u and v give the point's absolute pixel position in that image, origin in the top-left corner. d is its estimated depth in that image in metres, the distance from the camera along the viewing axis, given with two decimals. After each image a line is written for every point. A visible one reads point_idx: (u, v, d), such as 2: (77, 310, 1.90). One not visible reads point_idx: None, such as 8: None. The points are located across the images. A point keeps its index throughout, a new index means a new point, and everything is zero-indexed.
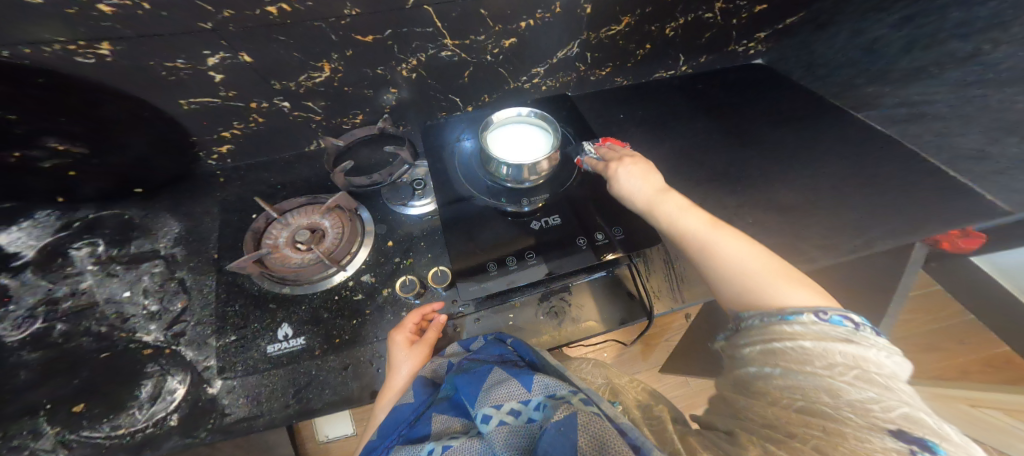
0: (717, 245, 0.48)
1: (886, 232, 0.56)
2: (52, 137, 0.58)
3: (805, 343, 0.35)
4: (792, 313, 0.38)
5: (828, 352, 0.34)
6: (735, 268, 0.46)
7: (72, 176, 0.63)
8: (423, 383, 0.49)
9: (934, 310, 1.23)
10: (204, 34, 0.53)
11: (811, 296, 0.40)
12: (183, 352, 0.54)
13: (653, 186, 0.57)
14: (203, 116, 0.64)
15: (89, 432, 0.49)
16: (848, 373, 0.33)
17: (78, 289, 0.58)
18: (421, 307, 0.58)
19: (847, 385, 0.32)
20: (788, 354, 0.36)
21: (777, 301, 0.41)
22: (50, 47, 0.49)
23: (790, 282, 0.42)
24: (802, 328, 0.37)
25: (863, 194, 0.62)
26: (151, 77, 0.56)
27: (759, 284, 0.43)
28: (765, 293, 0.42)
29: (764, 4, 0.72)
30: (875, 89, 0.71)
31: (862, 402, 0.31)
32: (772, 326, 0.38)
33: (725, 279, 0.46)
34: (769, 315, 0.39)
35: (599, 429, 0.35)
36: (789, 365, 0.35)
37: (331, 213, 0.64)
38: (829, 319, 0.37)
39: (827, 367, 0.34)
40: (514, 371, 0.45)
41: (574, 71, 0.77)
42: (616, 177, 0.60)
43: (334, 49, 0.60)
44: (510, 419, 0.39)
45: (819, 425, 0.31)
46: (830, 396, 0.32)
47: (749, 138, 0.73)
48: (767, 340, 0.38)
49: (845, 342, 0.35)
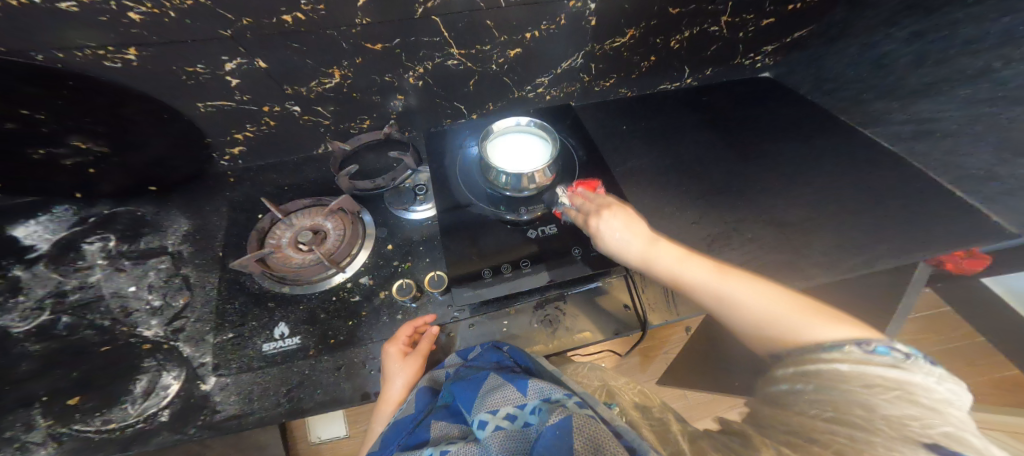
0: (732, 294, 0.48)
1: (889, 251, 0.55)
2: (76, 135, 0.61)
3: (841, 367, 0.34)
4: (830, 345, 0.36)
5: (867, 376, 0.33)
6: (760, 314, 0.45)
7: (92, 173, 0.65)
8: (425, 393, 0.49)
9: (943, 330, 1.15)
10: (223, 41, 0.55)
11: (846, 330, 0.38)
12: (181, 348, 0.55)
13: (642, 238, 0.56)
14: (218, 118, 0.66)
15: (80, 426, 0.49)
16: (889, 394, 0.31)
17: (87, 283, 0.60)
18: (415, 317, 0.58)
19: (886, 402, 0.31)
20: (823, 376, 0.34)
21: (814, 339, 0.39)
22: (81, 52, 0.52)
23: (825, 320, 0.40)
24: (840, 354, 0.35)
25: (868, 212, 0.61)
26: (172, 81, 0.59)
27: (791, 327, 0.41)
28: (803, 334, 0.40)
29: (770, 18, 0.72)
30: (882, 105, 0.70)
31: (899, 417, 0.30)
32: (808, 351, 0.37)
33: (757, 323, 0.44)
34: (801, 346, 0.39)
35: (596, 431, 0.34)
36: (824, 382, 0.34)
37: (334, 215, 0.66)
38: (873, 349, 0.34)
39: (865, 386, 0.32)
40: (509, 377, 0.45)
41: (578, 82, 0.78)
42: (600, 233, 0.57)
43: (345, 57, 0.61)
44: (507, 424, 0.38)
45: (845, 434, 0.30)
46: (865, 411, 0.30)
47: (752, 152, 0.73)
48: (804, 361, 0.37)
49: (887, 367, 0.32)
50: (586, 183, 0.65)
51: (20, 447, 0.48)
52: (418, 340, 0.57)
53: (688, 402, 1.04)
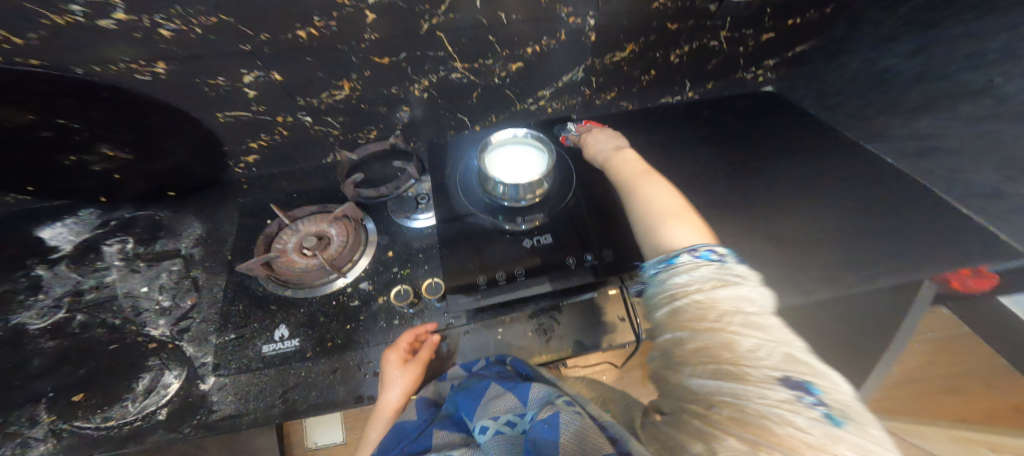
0: (639, 189, 0.58)
1: (888, 268, 0.54)
2: (105, 143, 0.65)
3: (697, 296, 0.40)
4: (672, 254, 0.45)
5: (716, 303, 0.39)
6: (643, 209, 0.55)
7: (117, 178, 0.69)
8: (424, 403, 0.53)
9: (960, 352, 1.09)
10: (244, 55, 0.58)
11: (689, 232, 0.49)
12: (185, 348, 0.58)
13: (609, 148, 0.70)
14: (237, 128, 0.69)
15: (80, 423, 0.52)
16: (737, 324, 0.37)
17: (103, 283, 0.63)
18: (416, 326, 0.58)
19: (738, 336, 0.36)
20: (689, 315, 0.40)
21: (665, 237, 0.49)
22: (116, 65, 0.55)
23: (678, 223, 0.50)
24: (687, 278, 0.42)
25: (870, 229, 0.60)
26: (195, 93, 0.62)
27: (657, 222, 0.52)
28: (659, 232, 0.51)
29: (770, 33, 0.73)
30: (886, 119, 0.69)
31: (751, 349, 0.35)
32: (671, 284, 0.43)
33: (641, 215, 0.55)
34: (659, 262, 0.46)
35: (581, 426, 0.37)
36: (696, 326, 0.39)
37: (338, 221, 0.68)
38: (698, 256, 0.43)
39: (719, 318, 0.38)
40: (511, 384, 0.45)
41: (579, 95, 0.80)
42: (585, 141, 0.73)
43: (354, 70, 0.64)
44: (506, 429, 0.41)
45: (728, 387, 0.34)
46: (730, 352, 0.36)
47: (752, 166, 0.73)
48: (672, 302, 0.42)
49: (727, 289, 0.40)
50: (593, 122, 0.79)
51: (21, 443, 0.50)
52: (418, 347, 0.58)
53: None
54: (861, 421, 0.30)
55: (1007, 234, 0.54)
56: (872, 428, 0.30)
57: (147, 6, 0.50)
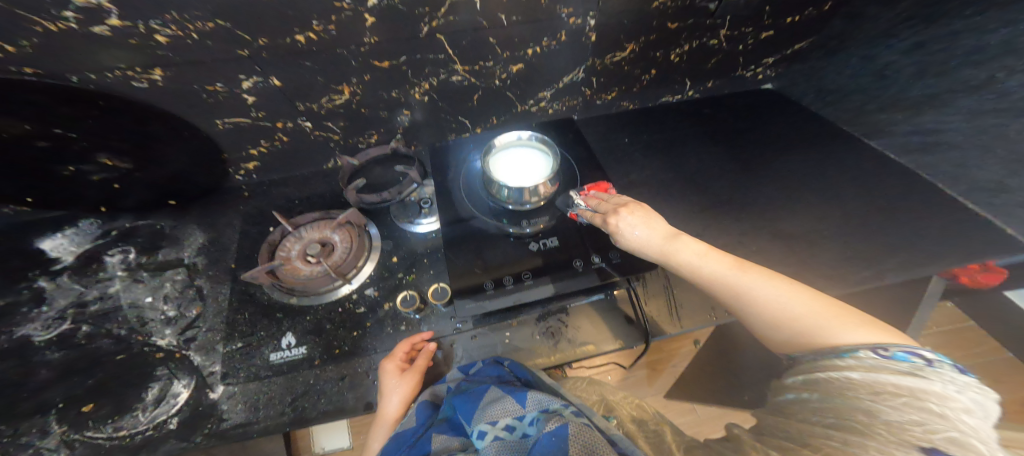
0: (749, 291, 0.46)
1: (897, 265, 0.55)
2: (104, 153, 0.64)
3: (855, 375, 0.35)
4: (846, 351, 0.38)
5: (879, 383, 0.34)
6: (782, 312, 0.44)
7: (116, 188, 0.68)
8: (425, 406, 0.51)
9: (965, 344, 1.12)
10: (241, 61, 0.57)
11: (866, 332, 0.39)
12: (191, 357, 0.58)
13: (661, 233, 0.53)
14: (235, 134, 0.68)
15: (92, 433, 0.52)
16: (897, 401, 0.32)
17: (107, 293, 0.63)
18: (413, 334, 0.59)
19: (885, 406, 0.32)
20: (833, 384, 0.36)
21: (834, 341, 0.39)
22: (112, 73, 0.55)
23: (842, 322, 0.41)
24: (855, 362, 0.36)
25: (873, 226, 0.60)
26: (193, 100, 0.61)
27: (824, 335, 0.41)
28: (824, 336, 0.40)
29: (770, 31, 0.73)
30: (887, 116, 0.70)
31: (902, 423, 0.31)
32: (825, 359, 0.38)
33: (775, 324, 0.44)
34: (819, 350, 0.40)
35: (588, 437, 0.37)
36: (831, 390, 0.36)
37: (341, 228, 0.67)
38: (890, 354, 0.35)
39: (874, 394, 0.33)
40: (509, 388, 0.46)
41: (580, 95, 0.79)
42: (619, 232, 0.55)
43: (354, 74, 0.63)
44: (505, 434, 0.41)
45: (839, 438, 0.32)
46: (867, 417, 0.32)
47: (755, 165, 0.73)
48: (818, 370, 0.38)
49: (901, 374, 0.34)
50: (597, 187, 0.66)
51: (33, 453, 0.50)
52: (415, 356, 0.58)
53: (697, 418, 1.01)
54: None
55: (1013, 228, 0.55)
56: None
57: (143, 11, 0.49)
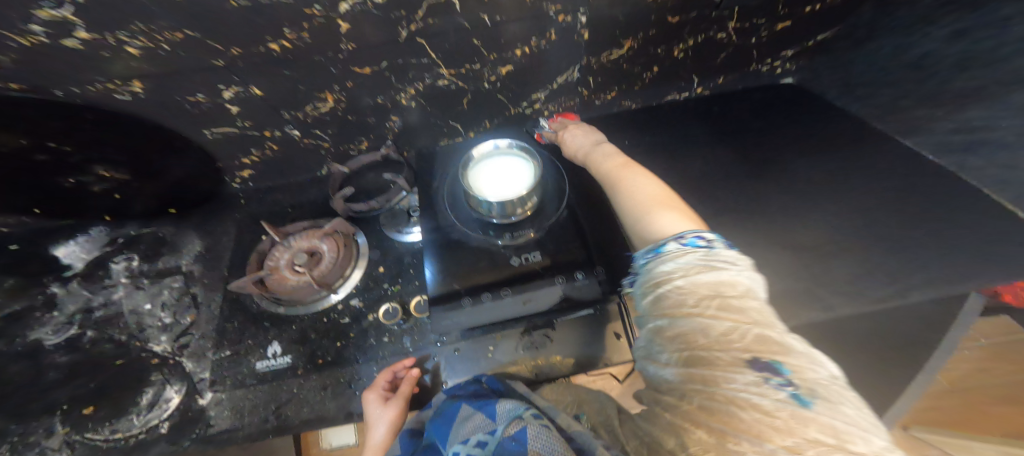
0: (621, 181, 0.55)
1: (923, 283, 0.49)
2: (100, 165, 0.66)
3: (679, 283, 0.38)
4: (658, 244, 0.42)
5: (693, 288, 0.37)
6: (632, 195, 0.52)
7: (118, 198, 0.71)
8: (409, 434, 0.49)
9: None
10: (217, 70, 0.57)
11: (678, 220, 0.45)
12: (184, 363, 0.59)
13: (590, 141, 0.67)
14: (226, 143, 0.69)
15: (91, 434, 0.54)
16: (712, 307, 0.35)
17: (110, 300, 0.65)
18: (394, 361, 0.57)
19: (714, 320, 0.34)
20: (669, 303, 0.38)
21: (653, 224, 0.46)
22: (94, 86, 0.55)
23: (668, 211, 0.47)
24: (674, 265, 0.39)
25: (899, 237, 0.54)
26: (178, 110, 0.62)
27: (646, 210, 0.48)
28: (648, 218, 0.47)
29: (785, 21, 0.66)
30: (924, 111, 0.62)
31: (726, 334, 0.33)
32: (655, 271, 0.40)
33: (623, 206, 0.52)
34: (648, 252, 0.43)
35: (547, 438, 0.35)
36: (673, 313, 0.37)
37: (329, 237, 0.67)
38: (684, 243, 0.40)
39: (696, 303, 0.36)
40: (480, 404, 0.43)
41: (576, 95, 0.75)
42: (564, 137, 0.71)
43: (335, 81, 0.62)
44: (477, 451, 0.36)
45: (700, 378, 0.33)
46: (704, 339, 0.34)
47: (766, 168, 0.67)
48: (654, 289, 0.40)
49: (706, 271, 0.37)
50: (566, 116, 0.78)
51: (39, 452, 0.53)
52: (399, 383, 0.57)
53: None
54: (829, 397, 0.28)
55: None
56: (844, 407, 0.28)
57: (109, 24, 0.48)
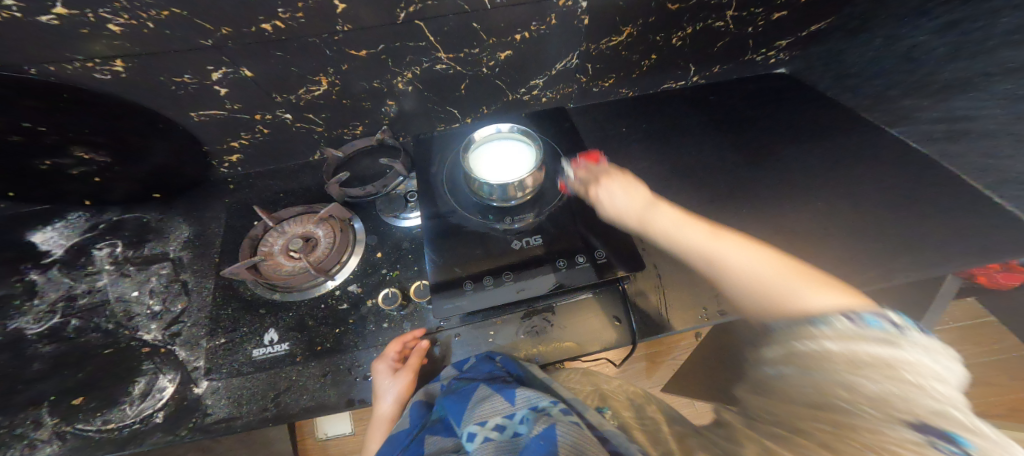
0: (721, 259, 0.51)
1: (907, 266, 0.51)
2: (79, 147, 0.63)
3: (830, 345, 0.35)
4: (821, 319, 0.37)
5: (853, 353, 0.33)
6: (754, 277, 0.47)
7: (97, 182, 0.68)
8: (418, 407, 0.50)
9: (985, 341, 1.07)
10: (206, 50, 0.55)
11: (834, 296, 0.40)
12: (177, 352, 0.58)
13: (641, 202, 0.62)
14: (213, 126, 0.67)
15: (82, 425, 0.52)
16: (875, 373, 0.32)
17: (95, 287, 0.63)
18: (405, 332, 0.58)
19: (868, 381, 0.31)
20: (806, 356, 0.35)
21: (805, 306, 0.41)
22: (71, 65, 0.53)
23: (816, 288, 0.42)
24: (832, 331, 0.36)
25: (884, 223, 0.56)
26: (162, 91, 0.59)
27: (785, 290, 0.44)
28: (794, 300, 0.42)
29: (780, 12, 0.67)
30: (909, 103, 0.64)
31: (881, 394, 0.30)
32: (804, 330, 0.37)
33: (751, 291, 0.47)
34: (797, 321, 0.39)
35: (578, 438, 0.33)
36: (810, 366, 0.35)
37: (324, 222, 0.66)
38: (862, 322, 0.35)
39: (851, 365, 0.33)
40: (499, 386, 0.44)
41: (575, 83, 0.75)
42: (604, 200, 0.62)
43: (331, 63, 0.61)
44: (495, 435, 0.37)
45: (829, 419, 0.31)
46: (847, 392, 0.32)
47: (760, 156, 0.69)
48: (796, 343, 0.37)
49: (877, 344, 0.33)
50: (588, 156, 0.68)
51: (28, 445, 0.51)
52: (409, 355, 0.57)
53: (694, 410, 1.01)
54: None
55: None
56: None
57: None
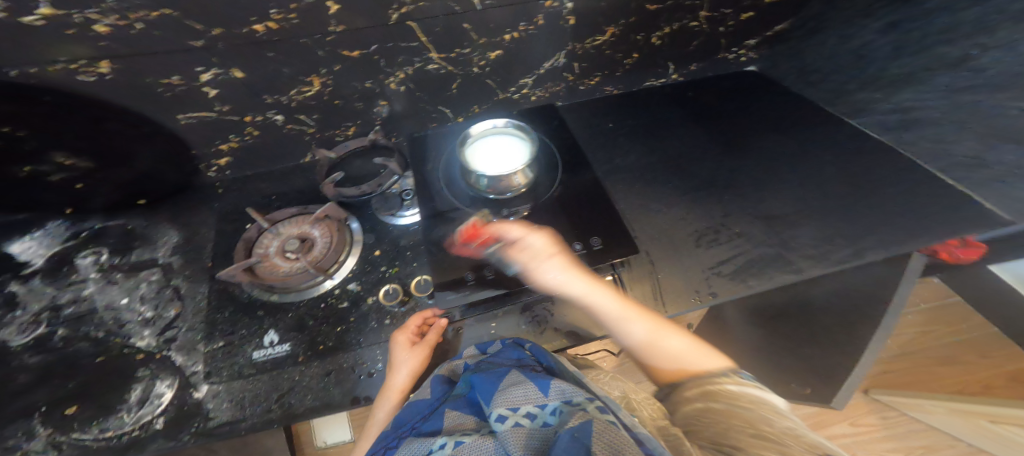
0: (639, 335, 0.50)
1: (876, 242, 0.56)
2: (60, 152, 0.61)
3: (731, 387, 0.42)
4: (724, 372, 0.44)
5: (749, 394, 0.40)
6: (666, 352, 0.49)
7: (80, 188, 0.66)
8: (441, 380, 0.50)
9: (954, 321, 1.15)
10: (196, 52, 0.55)
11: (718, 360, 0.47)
12: (173, 357, 0.56)
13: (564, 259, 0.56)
14: (203, 129, 0.66)
15: (78, 434, 0.50)
16: (768, 410, 0.38)
17: (81, 296, 0.61)
18: (424, 309, 0.59)
19: (774, 418, 0.36)
20: (721, 393, 0.41)
21: (708, 368, 0.46)
22: (55, 66, 0.51)
23: (703, 352, 0.49)
24: (734, 381, 0.43)
25: (851, 204, 0.61)
26: (150, 94, 0.58)
27: (685, 360, 0.48)
28: (697, 365, 0.47)
29: (749, 12, 0.72)
30: (866, 95, 0.70)
31: (791, 429, 0.35)
32: (707, 377, 0.44)
33: (658, 359, 0.48)
34: (704, 376, 0.44)
35: (614, 437, 0.33)
36: (723, 399, 0.40)
37: (321, 222, 0.66)
38: (745, 375, 0.44)
39: (752, 403, 0.39)
40: (532, 375, 0.44)
41: (562, 81, 0.78)
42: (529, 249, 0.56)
43: (322, 64, 0.61)
44: (526, 421, 0.38)
45: (768, 441, 0.33)
46: (768, 425, 0.35)
47: (738, 148, 0.73)
48: (703, 385, 0.43)
49: (758, 389, 0.42)
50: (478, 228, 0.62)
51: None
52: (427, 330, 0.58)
53: None
54: None
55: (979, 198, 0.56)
56: None
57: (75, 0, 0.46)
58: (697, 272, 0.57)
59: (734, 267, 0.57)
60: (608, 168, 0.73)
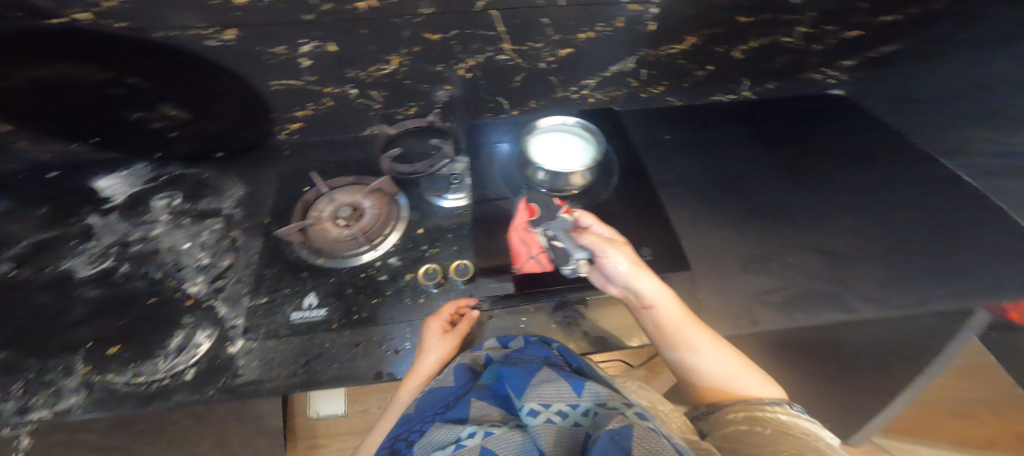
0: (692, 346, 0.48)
1: (962, 294, 0.51)
2: (171, 104, 0.67)
3: (782, 416, 0.40)
4: (772, 402, 0.43)
5: (800, 424, 0.39)
6: (712, 371, 0.47)
7: (173, 136, 0.71)
8: (464, 368, 0.48)
9: None
10: (303, 25, 0.58)
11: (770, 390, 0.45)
12: (218, 308, 0.59)
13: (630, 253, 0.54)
14: (286, 95, 0.70)
15: (112, 376, 0.51)
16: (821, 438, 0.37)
17: (150, 235, 0.66)
18: (459, 297, 0.59)
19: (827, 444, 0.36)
20: (769, 420, 0.40)
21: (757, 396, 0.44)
22: (189, 31, 0.56)
23: (756, 376, 0.47)
24: (784, 411, 0.41)
25: (932, 248, 0.56)
26: (257, 61, 0.62)
27: (735, 381, 0.46)
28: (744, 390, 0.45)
29: (860, 30, 0.66)
30: (961, 135, 0.65)
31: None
32: (755, 403, 0.43)
33: (704, 377, 0.47)
34: (751, 401, 0.43)
35: (657, 445, 0.30)
36: (769, 422, 0.39)
37: (372, 194, 0.70)
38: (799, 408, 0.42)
39: (804, 431, 0.38)
40: (565, 373, 0.42)
41: (624, 86, 0.77)
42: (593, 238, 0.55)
43: (402, 45, 0.63)
44: (558, 419, 0.36)
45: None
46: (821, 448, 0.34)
47: (802, 175, 0.69)
48: (751, 410, 0.42)
49: (812, 423, 0.40)
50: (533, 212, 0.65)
51: (54, 392, 0.49)
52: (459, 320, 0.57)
53: None
54: None
55: None
56: None
57: None
58: (746, 296, 0.54)
59: (784, 297, 0.53)
60: (659, 178, 0.71)
